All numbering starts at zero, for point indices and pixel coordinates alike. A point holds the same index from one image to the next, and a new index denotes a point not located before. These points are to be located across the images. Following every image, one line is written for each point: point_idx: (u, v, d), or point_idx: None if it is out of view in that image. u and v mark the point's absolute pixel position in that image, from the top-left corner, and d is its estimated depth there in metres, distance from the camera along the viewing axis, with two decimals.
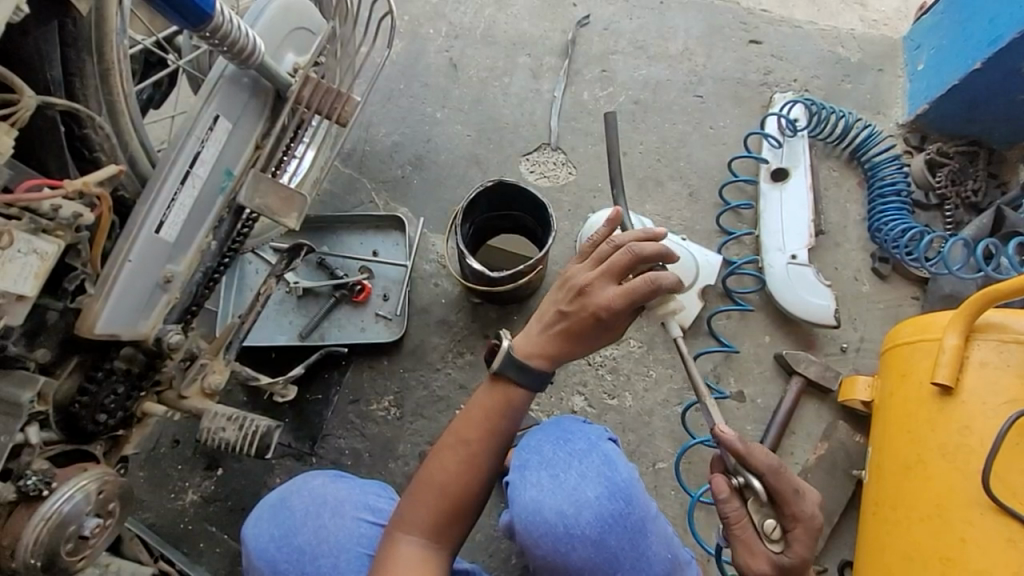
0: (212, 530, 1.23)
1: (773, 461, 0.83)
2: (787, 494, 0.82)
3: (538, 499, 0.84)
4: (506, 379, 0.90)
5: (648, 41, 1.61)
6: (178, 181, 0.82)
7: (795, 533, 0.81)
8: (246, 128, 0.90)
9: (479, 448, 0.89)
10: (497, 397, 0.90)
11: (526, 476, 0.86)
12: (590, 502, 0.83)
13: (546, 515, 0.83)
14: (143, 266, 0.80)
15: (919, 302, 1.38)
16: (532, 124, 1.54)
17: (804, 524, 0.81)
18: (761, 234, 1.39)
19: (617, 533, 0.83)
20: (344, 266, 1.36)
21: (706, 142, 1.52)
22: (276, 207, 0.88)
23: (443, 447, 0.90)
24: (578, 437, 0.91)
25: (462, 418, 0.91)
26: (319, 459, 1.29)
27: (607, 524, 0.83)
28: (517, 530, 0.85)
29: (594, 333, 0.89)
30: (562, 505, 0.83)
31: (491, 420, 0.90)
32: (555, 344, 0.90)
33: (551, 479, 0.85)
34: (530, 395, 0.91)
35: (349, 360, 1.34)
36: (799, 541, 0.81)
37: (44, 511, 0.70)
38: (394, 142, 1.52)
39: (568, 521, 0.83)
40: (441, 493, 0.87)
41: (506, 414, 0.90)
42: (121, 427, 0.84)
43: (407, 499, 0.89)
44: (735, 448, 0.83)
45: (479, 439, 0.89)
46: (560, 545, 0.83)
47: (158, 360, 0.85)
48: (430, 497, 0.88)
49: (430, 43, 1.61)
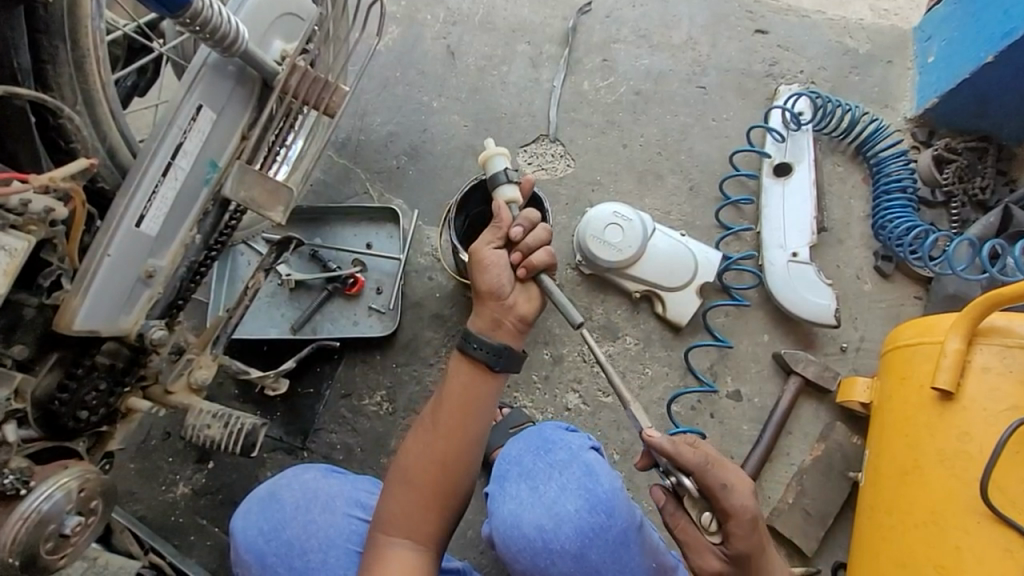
0: (203, 523, 1.23)
1: (699, 458, 0.82)
2: (714, 490, 0.80)
3: (516, 512, 0.83)
4: (469, 356, 0.89)
5: (651, 30, 1.57)
6: (158, 174, 0.79)
7: (727, 527, 0.81)
8: (231, 118, 0.87)
9: (449, 435, 0.88)
10: (464, 384, 0.89)
11: (505, 487, 0.86)
12: (568, 515, 0.82)
13: (524, 529, 0.82)
14: (124, 261, 0.78)
15: (921, 302, 1.36)
16: (530, 114, 1.51)
17: (737, 518, 0.80)
18: (763, 230, 1.36)
19: (598, 547, 0.81)
20: (337, 259, 1.34)
21: (708, 135, 1.49)
22: (262, 200, 0.86)
23: (415, 436, 0.90)
24: (560, 447, 0.89)
25: (435, 408, 0.90)
26: (310, 454, 1.28)
27: (587, 537, 0.81)
28: (497, 542, 0.85)
29: (492, 256, 0.89)
30: (541, 519, 0.82)
31: (465, 408, 0.89)
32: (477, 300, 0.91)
33: (529, 491, 0.85)
34: (497, 376, 0.90)
35: (340, 354, 1.32)
36: (737, 537, 0.80)
37: (22, 510, 0.68)
38: (389, 132, 1.49)
39: (546, 536, 0.81)
40: (416, 485, 0.87)
41: (476, 401, 0.89)
42: (104, 423, 0.83)
43: (388, 498, 0.88)
44: (658, 450, 0.82)
45: (449, 427, 0.88)
46: (539, 560, 0.82)
47: (142, 356, 0.84)
48: (406, 491, 0.87)
49: (427, 30, 1.57)
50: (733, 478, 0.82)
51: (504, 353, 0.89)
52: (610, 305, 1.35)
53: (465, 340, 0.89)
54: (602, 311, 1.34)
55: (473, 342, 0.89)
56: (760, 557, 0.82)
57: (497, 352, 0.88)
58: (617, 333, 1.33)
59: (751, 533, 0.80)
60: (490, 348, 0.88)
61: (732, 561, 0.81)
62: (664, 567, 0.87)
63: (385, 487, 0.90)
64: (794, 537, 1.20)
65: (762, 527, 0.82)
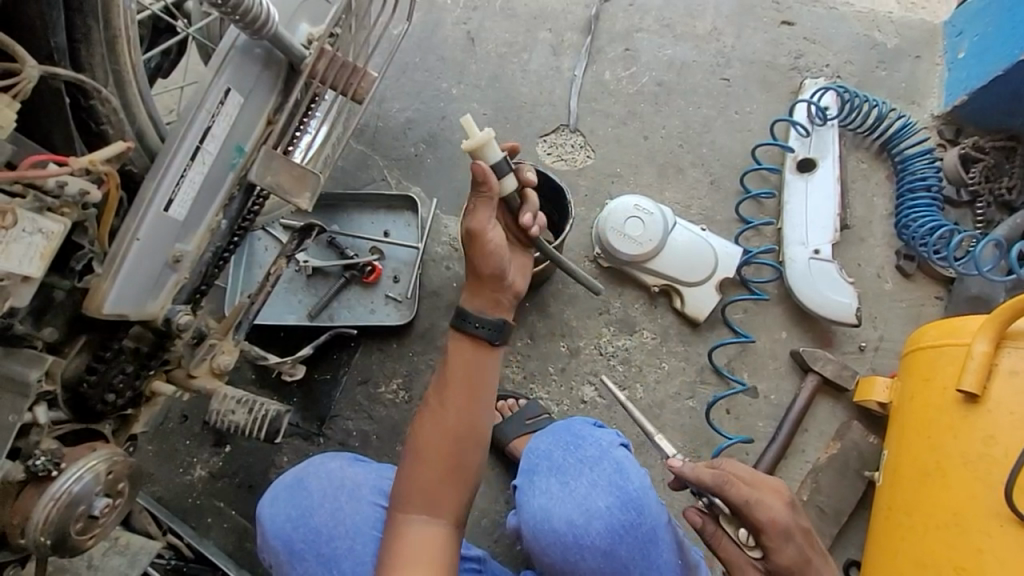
0: (220, 506, 1.24)
1: (717, 477, 0.83)
2: (740, 507, 0.82)
3: (546, 507, 0.84)
4: (462, 332, 0.89)
5: (675, 19, 1.55)
6: (187, 157, 0.79)
7: (762, 541, 0.81)
8: (258, 102, 0.86)
9: (455, 413, 0.89)
10: (462, 361, 0.89)
11: (535, 481, 0.87)
12: (599, 512, 0.82)
13: (555, 524, 0.83)
14: (153, 245, 0.78)
15: (942, 302, 1.34)
16: (550, 104, 1.49)
17: (769, 532, 0.81)
18: (784, 227, 1.35)
19: (628, 544, 0.81)
20: (355, 246, 1.34)
21: (731, 128, 1.47)
22: (288, 185, 0.85)
23: (421, 416, 0.90)
24: (589, 443, 0.88)
25: (438, 387, 0.91)
26: (327, 440, 1.29)
27: (617, 534, 0.81)
28: (527, 535, 0.85)
29: (490, 232, 0.85)
30: (571, 515, 0.82)
31: (465, 385, 0.89)
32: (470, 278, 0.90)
33: (560, 486, 0.85)
34: (491, 348, 0.90)
35: (357, 342, 1.33)
36: (774, 550, 0.81)
37: (54, 491, 0.69)
38: (407, 118, 1.48)
39: (577, 531, 0.81)
40: (431, 462, 0.88)
41: (476, 375, 0.89)
42: (130, 406, 0.84)
43: (402, 478, 0.89)
44: (680, 474, 0.84)
45: (453, 405, 0.89)
46: (570, 554, 0.82)
47: (167, 339, 0.84)
48: (422, 469, 0.88)
49: (447, 15, 1.55)
50: (758, 493, 0.82)
51: (504, 324, 0.90)
52: (627, 298, 1.34)
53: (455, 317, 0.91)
54: (620, 305, 1.34)
55: (471, 320, 0.89)
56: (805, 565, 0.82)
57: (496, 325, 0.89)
58: (634, 327, 1.33)
59: (788, 544, 0.81)
60: (489, 323, 0.89)
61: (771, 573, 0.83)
62: (691, 566, 0.88)
63: (399, 465, 0.90)
64: None
65: (800, 534, 0.82)
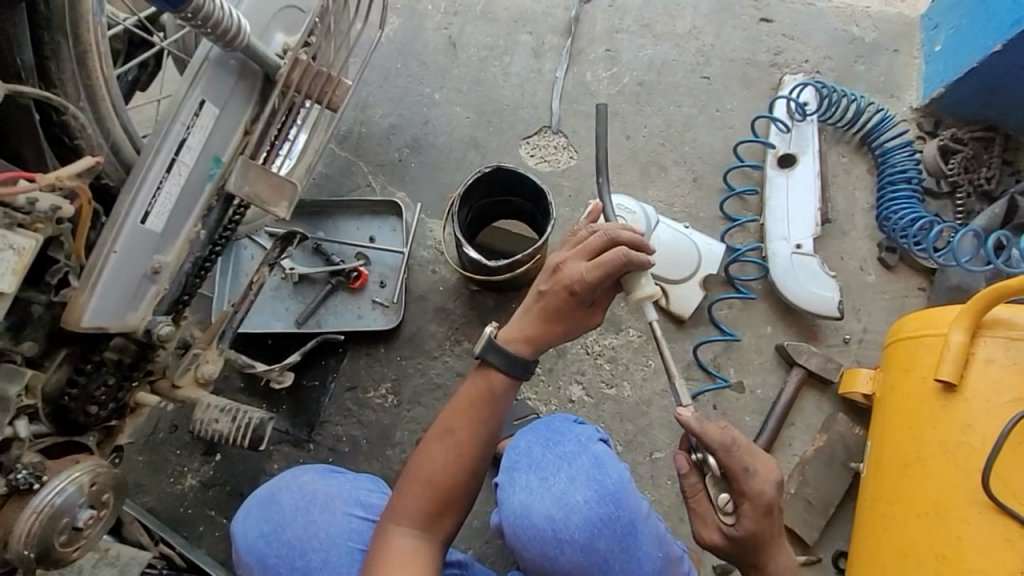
0: (211, 514, 1.24)
1: (725, 439, 0.85)
2: (732, 469, 0.84)
3: (526, 502, 0.84)
4: (488, 363, 0.92)
5: (654, 19, 1.56)
6: (163, 169, 0.80)
7: (740, 505, 0.84)
8: (233, 112, 0.86)
9: (464, 436, 0.91)
10: (480, 387, 0.92)
11: (515, 478, 0.87)
12: (578, 508, 0.82)
13: (534, 519, 0.83)
14: (130, 256, 0.78)
15: (925, 293, 1.35)
16: (532, 106, 1.50)
17: (752, 500, 0.84)
18: (767, 222, 1.36)
19: (606, 537, 0.82)
20: (341, 252, 1.34)
21: (712, 125, 1.48)
22: (266, 195, 0.86)
23: (431, 437, 0.93)
24: (569, 439, 0.90)
25: (450, 408, 0.93)
26: (317, 446, 1.29)
27: (595, 527, 0.81)
28: (507, 532, 0.86)
29: (598, 319, 0.95)
30: (550, 509, 0.83)
31: (478, 410, 0.91)
32: (538, 339, 0.92)
33: (539, 482, 0.85)
34: (512, 383, 0.93)
35: (345, 347, 1.33)
36: (746, 517, 0.84)
37: (36, 503, 0.70)
38: (391, 124, 1.48)
39: (556, 525, 0.82)
40: (432, 483, 0.89)
41: (491, 403, 0.92)
42: (114, 418, 0.84)
43: (399, 492, 0.90)
44: (688, 428, 0.85)
45: (463, 428, 0.91)
46: (549, 549, 0.82)
47: (150, 351, 0.84)
48: (420, 488, 0.89)
49: (428, 20, 1.56)
50: (759, 464, 0.85)
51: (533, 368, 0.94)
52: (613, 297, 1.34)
53: (495, 356, 0.92)
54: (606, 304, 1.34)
55: (515, 368, 0.92)
56: (764, 546, 0.85)
57: (527, 367, 0.93)
58: (620, 326, 1.33)
59: (764, 518, 0.84)
60: (516, 363, 0.92)
61: (732, 539, 0.85)
62: (671, 558, 0.87)
63: (399, 482, 0.91)
64: (796, 527, 1.21)
65: (777, 516, 0.86)
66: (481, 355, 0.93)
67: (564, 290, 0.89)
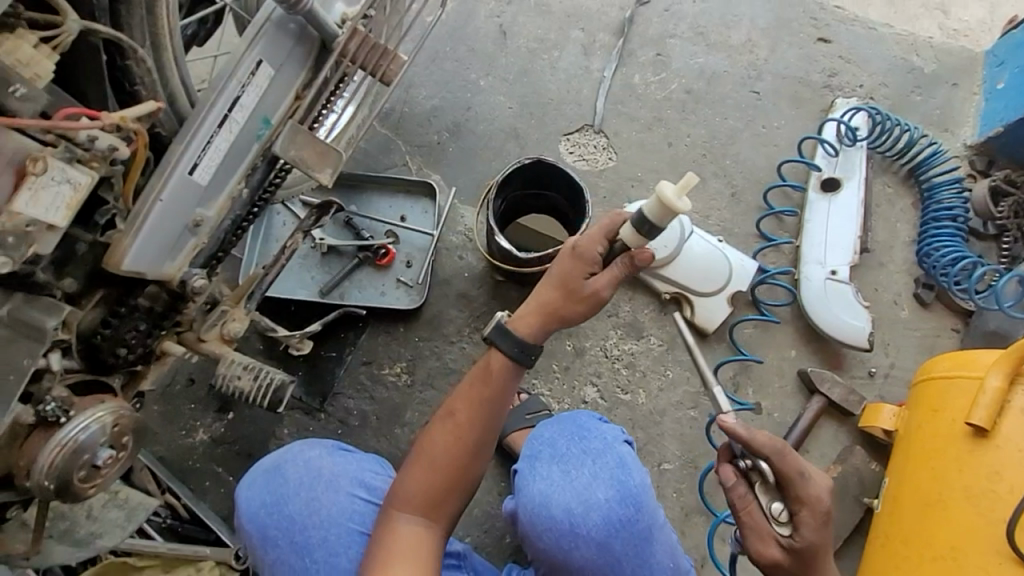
0: (219, 471, 1.26)
1: (775, 444, 0.86)
2: (790, 477, 0.85)
3: (546, 492, 0.83)
4: (493, 344, 0.92)
5: (709, 28, 1.54)
6: (215, 124, 0.81)
7: (799, 515, 0.85)
8: (286, 77, 0.87)
9: (467, 424, 0.90)
10: (483, 372, 0.92)
11: (536, 467, 0.86)
12: (598, 505, 0.82)
13: (553, 511, 0.82)
14: (174, 206, 0.79)
15: (958, 334, 1.32)
16: (576, 103, 1.49)
17: (809, 506, 0.84)
18: (803, 245, 1.34)
19: (623, 538, 0.81)
20: (371, 228, 1.35)
21: (757, 142, 1.46)
22: (311, 160, 0.87)
23: (435, 424, 0.92)
24: (595, 436, 0.89)
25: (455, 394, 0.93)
26: (327, 416, 1.30)
27: (613, 527, 0.81)
28: (523, 519, 0.85)
29: (600, 293, 0.90)
30: (570, 503, 0.82)
31: (481, 396, 0.91)
32: (533, 303, 0.93)
33: (561, 474, 0.85)
34: (515, 368, 0.92)
35: (366, 322, 1.34)
36: (807, 527, 0.84)
37: (61, 437, 0.71)
38: (433, 106, 1.48)
39: (574, 520, 0.81)
40: (436, 470, 0.89)
41: (494, 386, 0.91)
42: (140, 362, 0.85)
43: (402, 478, 0.90)
44: (734, 434, 0.86)
45: (466, 416, 0.91)
46: (563, 542, 0.82)
47: (180, 302, 0.85)
48: (425, 476, 0.89)
49: (481, 7, 1.56)
50: (809, 467, 0.87)
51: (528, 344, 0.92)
52: (638, 303, 1.33)
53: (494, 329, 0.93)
54: (630, 309, 1.33)
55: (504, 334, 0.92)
56: (820, 559, 0.86)
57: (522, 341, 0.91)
58: (642, 332, 1.32)
59: (820, 526, 0.84)
60: (518, 344, 0.91)
61: (793, 551, 0.85)
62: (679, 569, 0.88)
63: (402, 469, 0.91)
64: None
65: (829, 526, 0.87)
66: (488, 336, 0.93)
67: (566, 254, 0.93)
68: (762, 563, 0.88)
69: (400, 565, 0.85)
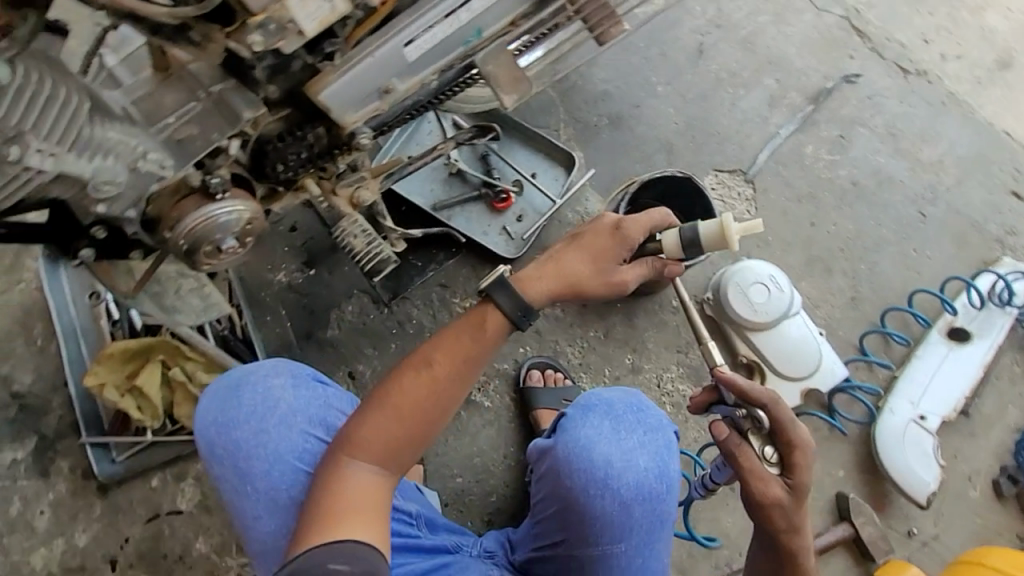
0: (282, 313, 1.37)
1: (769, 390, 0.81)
2: (786, 423, 0.79)
3: (594, 439, 0.88)
4: (490, 301, 0.84)
5: (904, 133, 1.48)
6: (443, 13, 0.83)
7: (792, 460, 0.80)
8: (516, 1, 0.89)
9: (444, 378, 0.82)
10: (472, 330, 0.83)
11: (590, 415, 0.91)
12: (637, 469, 0.87)
13: (594, 456, 0.87)
14: (379, 67, 0.83)
15: (1018, 540, 1.23)
16: (740, 146, 1.47)
17: (801, 448, 0.79)
18: (902, 377, 1.28)
19: (644, 509, 0.87)
20: (502, 171, 1.40)
21: (900, 261, 1.39)
22: (505, 81, 0.95)
23: (407, 370, 0.82)
24: (650, 413, 0.93)
25: (437, 345, 0.83)
26: (389, 313, 1.38)
27: (641, 495, 0.87)
28: (558, 454, 0.89)
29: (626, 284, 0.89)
30: (612, 457, 0.87)
31: (467, 351, 0.83)
32: (555, 266, 0.87)
33: (612, 430, 0.89)
34: (507, 329, 0.85)
35: (458, 250, 1.40)
36: (800, 466, 0.80)
37: (209, 210, 0.81)
38: (607, 89, 1.50)
39: (610, 472, 0.87)
40: (401, 421, 0.80)
41: (483, 342, 0.83)
42: (284, 184, 0.93)
43: (362, 420, 0.80)
44: (734, 383, 0.82)
45: (443, 370, 0.82)
46: (591, 488, 0.87)
47: (338, 151, 0.92)
48: (388, 425, 0.80)
49: (693, 20, 1.56)
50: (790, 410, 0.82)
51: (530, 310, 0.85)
52: None
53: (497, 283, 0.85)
54: None
55: (507, 292, 0.84)
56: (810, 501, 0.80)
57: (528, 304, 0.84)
58: None
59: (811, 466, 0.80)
60: (519, 306, 0.84)
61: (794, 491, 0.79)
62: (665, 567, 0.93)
63: (361, 412, 0.81)
64: None
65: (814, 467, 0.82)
66: (485, 291, 0.85)
67: (607, 230, 0.90)
68: (766, 508, 0.80)
69: (355, 522, 0.76)
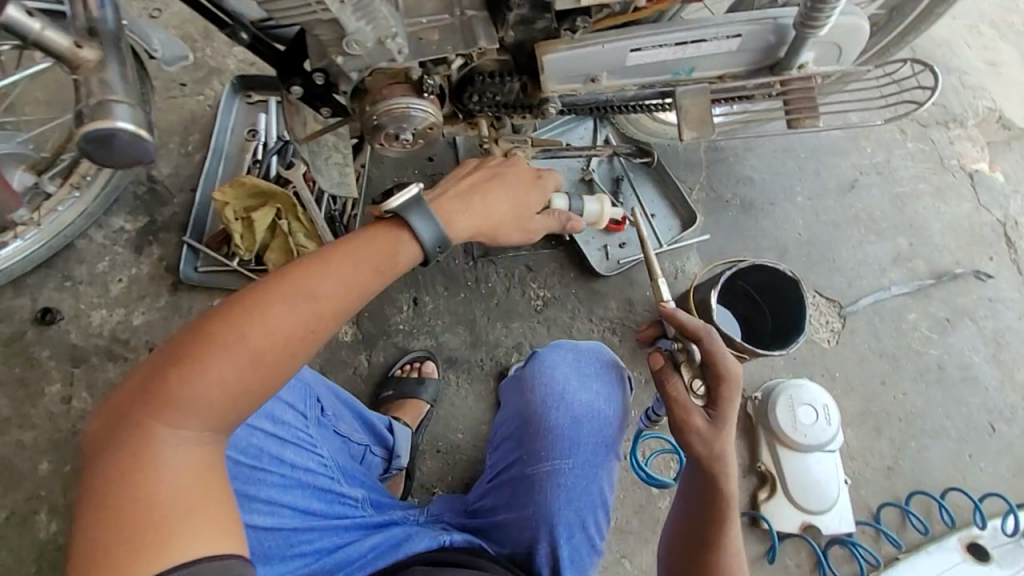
0: None
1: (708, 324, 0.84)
2: (715, 352, 0.80)
3: (558, 359, 0.98)
4: (402, 220, 0.78)
5: (1009, 347, 1.46)
6: (675, 40, 0.93)
7: (719, 392, 0.79)
8: (731, 61, 0.99)
9: (313, 316, 0.68)
10: (360, 265, 0.73)
11: (557, 347, 1.01)
12: (591, 390, 0.95)
13: (556, 371, 0.96)
14: (600, 56, 0.93)
15: None
16: (849, 282, 1.50)
17: (728, 381, 0.79)
18: (903, 561, 1.28)
19: (591, 429, 0.93)
20: (626, 198, 1.49)
21: (950, 458, 1.37)
22: (690, 119, 1.05)
23: (263, 308, 0.65)
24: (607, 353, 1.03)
25: (306, 273, 0.69)
26: (472, 267, 1.47)
27: (588, 415, 0.93)
28: (527, 371, 0.98)
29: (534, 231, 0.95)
30: (569, 375, 0.96)
31: (354, 284, 0.72)
32: (476, 199, 0.88)
33: (573, 357, 0.99)
34: (417, 254, 0.79)
35: (557, 244, 1.49)
36: (727, 399, 0.79)
37: (408, 101, 0.93)
38: (752, 175, 1.57)
39: (566, 390, 0.94)
40: (251, 365, 0.64)
41: (378, 270, 0.74)
42: (466, 114, 1.04)
43: (193, 369, 0.62)
44: (674, 314, 0.85)
45: (316, 306, 0.68)
46: (549, 399, 0.94)
47: (524, 109, 1.04)
48: (231, 368, 0.63)
49: (859, 154, 1.60)
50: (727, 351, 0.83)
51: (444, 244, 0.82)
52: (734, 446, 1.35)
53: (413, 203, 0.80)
54: None
55: (424, 214, 0.79)
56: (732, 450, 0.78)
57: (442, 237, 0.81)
58: None
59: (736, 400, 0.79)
60: (435, 230, 0.80)
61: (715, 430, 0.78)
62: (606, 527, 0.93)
63: (189, 354, 0.63)
64: None
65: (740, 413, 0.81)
66: (396, 210, 0.79)
67: (528, 175, 0.94)
68: (688, 439, 0.78)
69: (197, 518, 0.57)
